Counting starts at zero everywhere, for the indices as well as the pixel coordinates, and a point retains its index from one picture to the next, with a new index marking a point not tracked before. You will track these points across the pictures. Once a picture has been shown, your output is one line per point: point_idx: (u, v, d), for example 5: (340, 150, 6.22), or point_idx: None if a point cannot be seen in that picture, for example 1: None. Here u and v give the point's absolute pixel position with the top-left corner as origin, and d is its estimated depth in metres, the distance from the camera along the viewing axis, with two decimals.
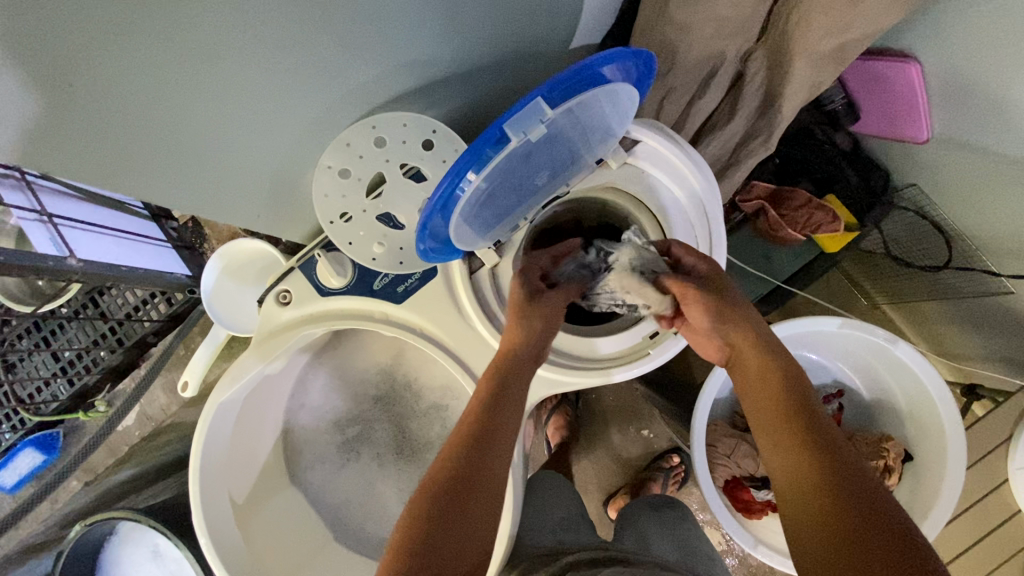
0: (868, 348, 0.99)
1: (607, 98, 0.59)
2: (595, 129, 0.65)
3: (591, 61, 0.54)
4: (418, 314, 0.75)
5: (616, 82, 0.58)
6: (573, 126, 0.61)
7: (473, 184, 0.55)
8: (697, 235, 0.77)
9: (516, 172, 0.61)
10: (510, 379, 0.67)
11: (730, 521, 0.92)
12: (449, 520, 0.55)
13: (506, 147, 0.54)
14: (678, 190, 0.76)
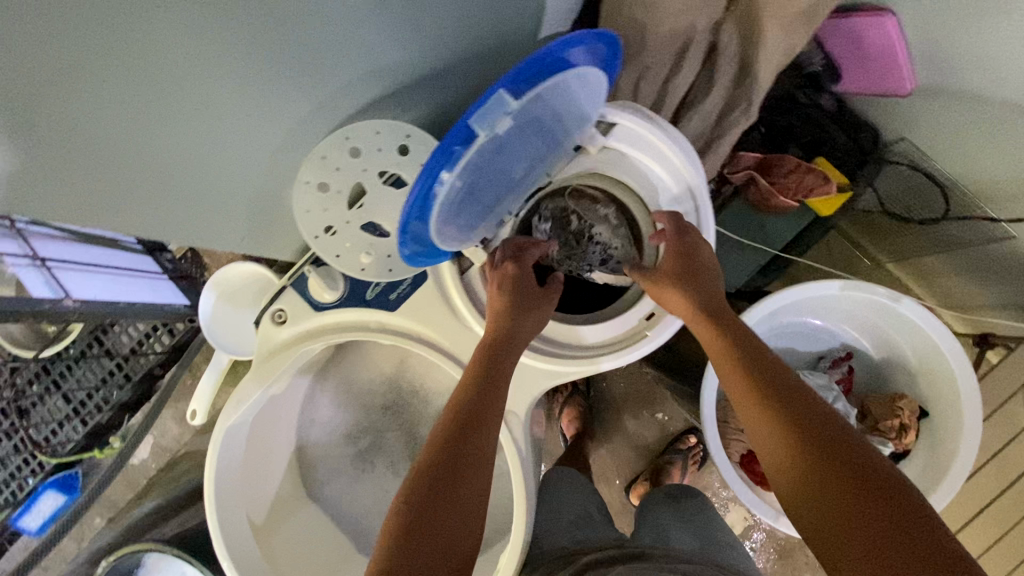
0: (872, 308, 0.98)
1: (573, 82, 0.58)
2: (566, 115, 0.64)
3: (550, 47, 0.53)
4: (413, 320, 0.75)
5: (579, 64, 0.57)
6: (544, 114, 0.61)
7: (448, 183, 0.55)
8: (682, 209, 0.77)
9: (491, 167, 0.61)
10: (494, 368, 0.67)
11: (748, 495, 0.92)
12: (436, 510, 0.54)
13: (476, 142, 0.54)
14: (659, 167, 0.75)
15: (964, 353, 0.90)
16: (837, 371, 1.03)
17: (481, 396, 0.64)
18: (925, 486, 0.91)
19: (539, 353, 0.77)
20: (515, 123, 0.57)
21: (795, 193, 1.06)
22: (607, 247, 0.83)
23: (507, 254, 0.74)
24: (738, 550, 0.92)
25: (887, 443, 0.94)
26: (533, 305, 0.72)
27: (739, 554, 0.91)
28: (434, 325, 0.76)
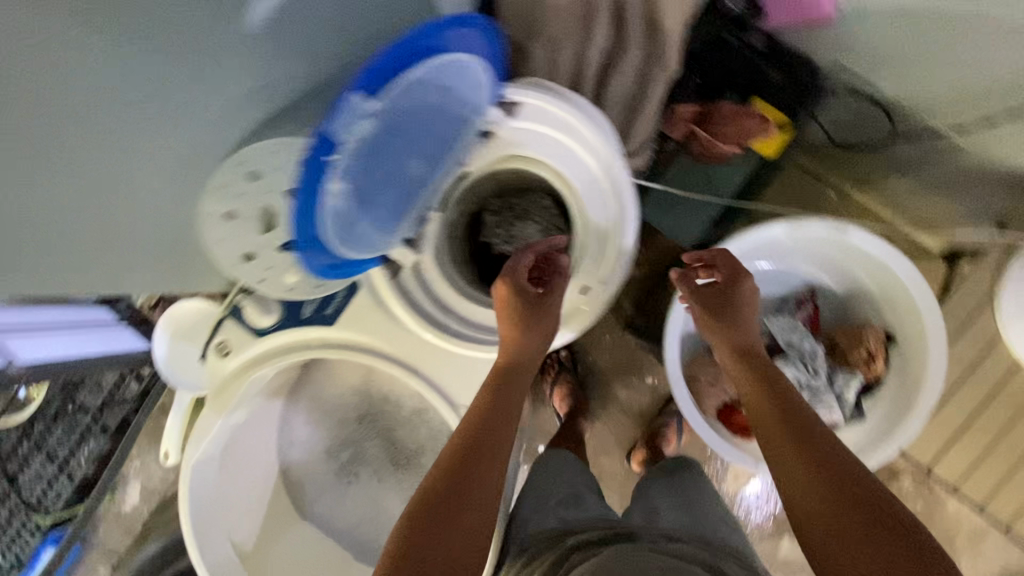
0: (826, 245, 0.97)
1: (435, 69, 0.60)
2: (450, 104, 0.65)
3: (395, 44, 0.55)
4: (352, 331, 0.73)
5: (434, 53, 0.59)
6: (420, 106, 0.62)
7: (333, 191, 0.58)
8: (601, 174, 0.73)
9: (378, 167, 0.63)
10: (503, 394, 0.68)
11: (722, 447, 0.93)
12: (436, 534, 0.56)
13: (343, 148, 0.56)
14: (566, 136, 0.72)
15: (919, 275, 0.89)
16: (804, 312, 1.02)
17: (486, 422, 0.65)
18: (902, 410, 0.91)
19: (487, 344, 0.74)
20: (385, 120, 0.59)
21: (735, 140, 1.03)
22: (536, 238, 0.90)
23: (508, 274, 0.73)
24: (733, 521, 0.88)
25: (855, 373, 0.95)
26: (537, 316, 0.72)
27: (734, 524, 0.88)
28: (375, 333, 0.74)
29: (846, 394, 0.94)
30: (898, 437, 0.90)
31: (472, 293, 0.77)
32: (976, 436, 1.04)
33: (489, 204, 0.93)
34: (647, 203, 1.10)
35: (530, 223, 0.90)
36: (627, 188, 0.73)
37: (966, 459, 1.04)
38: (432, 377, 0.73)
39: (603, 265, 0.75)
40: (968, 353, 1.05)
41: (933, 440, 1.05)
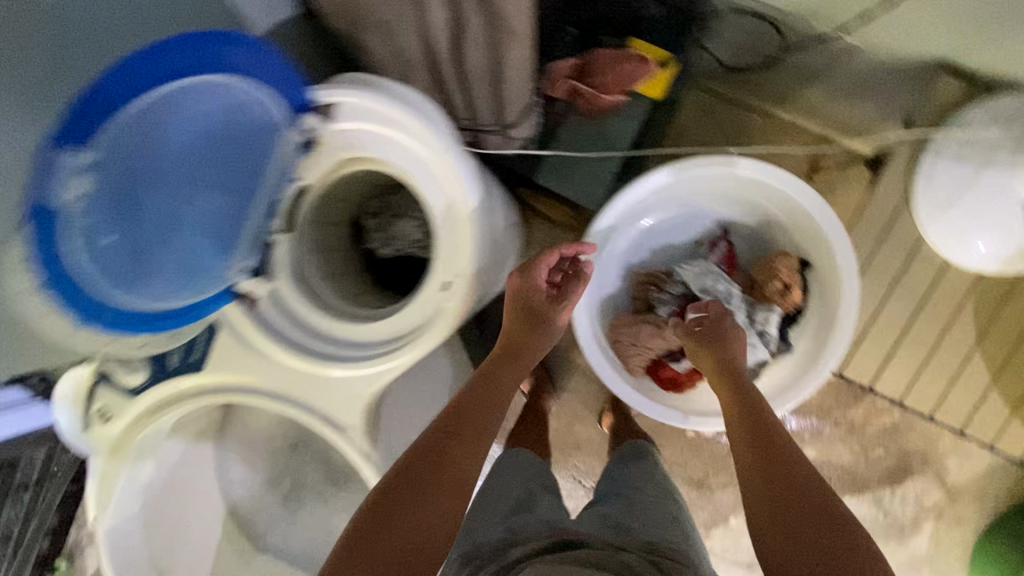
0: (723, 179, 0.93)
1: (178, 92, 0.53)
2: (226, 126, 0.58)
3: (113, 68, 0.49)
4: (224, 373, 0.70)
5: (183, 76, 0.53)
6: (178, 136, 0.55)
7: (84, 253, 0.51)
8: (433, 161, 0.66)
9: (152, 213, 0.55)
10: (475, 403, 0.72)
11: (650, 407, 0.92)
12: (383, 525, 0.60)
13: (66, 203, 0.48)
14: (387, 127, 0.66)
15: (815, 193, 0.86)
16: (717, 253, 0.98)
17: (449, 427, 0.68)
18: (827, 329, 0.89)
19: (355, 361, 0.69)
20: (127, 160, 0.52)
21: (617, 87, 0.99)
22: (411, 235, 0.87)
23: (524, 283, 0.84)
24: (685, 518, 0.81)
25: (773, 307, 0.91)
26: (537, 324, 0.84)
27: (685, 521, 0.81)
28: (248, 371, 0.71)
29: (768, 330, 0.90)
30: (820, 364, 0.88)
31: (342, 308, 0.74)
32: (924, 331, 0.98)
33: (369, 207, 0.89)
34: (543, 170, 1.06)
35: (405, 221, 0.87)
36: (463, 172, 0.65)
37: (913, 359, 0.99)
38: (314, 404, 0.71)
39: (453, 260, 0.66)
40: (901, 250, 0.99)
41: (877, 348, 1.00)
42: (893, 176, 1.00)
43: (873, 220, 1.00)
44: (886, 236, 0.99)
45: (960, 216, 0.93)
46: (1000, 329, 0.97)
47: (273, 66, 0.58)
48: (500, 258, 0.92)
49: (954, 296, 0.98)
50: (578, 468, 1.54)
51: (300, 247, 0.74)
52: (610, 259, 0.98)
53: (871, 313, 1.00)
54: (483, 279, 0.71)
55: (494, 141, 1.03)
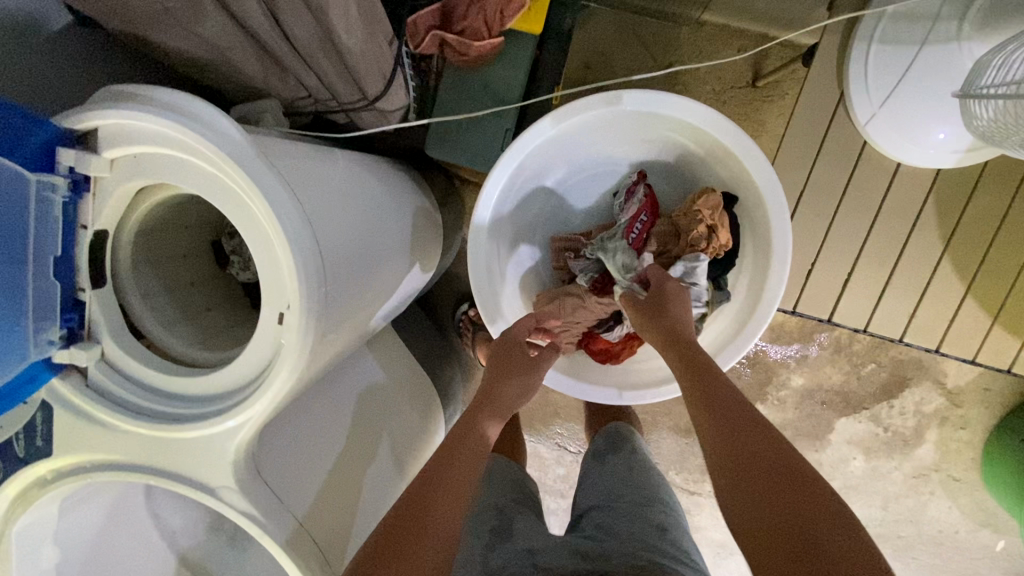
0: (620, 119, 0.81)
1: None
2: None
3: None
4: (74, 454, 0.63)
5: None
6: None
7: None
8: (225, 177, 0.54)
9: None
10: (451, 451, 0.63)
11: (583, 389, 0.83)
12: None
13: None
14: (161, 146, 0.54)
15: (719, 116, 0.74)
16: (633, 203, 0.84)
17: (428, 479, 0.60)
18: (763, 267, 0.79)
19: (203, 417, 0.61)
20: None
21: (488, 27, 0.85)
22: None
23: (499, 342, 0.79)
24: (674, 532, 0.71)
25: (699, 255, 0.78)
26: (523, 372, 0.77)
27: (674, 534, 0.71)
28: (98, 447, 0.63)
29: (698, 280, 0.78)
30: (758, 314, 0.78)
31: (197, 355, 0.66)
32: (883, 244, 0.93)
33: (227, 226, 0.80)
34: (430, 141, 0.93)
35: None
36: (260, 184, 0.53)
37: (880, 272, 0.94)
38: (175, 471, 0.63)
39: (281, 289, 0.56)
40: (847, 160, 0.92)
41: (839, 265, 0.95)
42: (826, 77, 0.91)
43: (811, 135, 0.92)
44: (829, 151, 0.92)
45: (902, 108, 0.85)
46: (966, 228, 0.91)
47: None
48: (390, 255, 0.81)
49: (915, 197, 0.91)
50: (560, 436, 1.46)
51: (129, 295, 0.65)
52: (516, 229, 0.88)
53: (822, 233, 0.94)
54: (331, 299, 0.61)
55: (366, 119, 0.91)
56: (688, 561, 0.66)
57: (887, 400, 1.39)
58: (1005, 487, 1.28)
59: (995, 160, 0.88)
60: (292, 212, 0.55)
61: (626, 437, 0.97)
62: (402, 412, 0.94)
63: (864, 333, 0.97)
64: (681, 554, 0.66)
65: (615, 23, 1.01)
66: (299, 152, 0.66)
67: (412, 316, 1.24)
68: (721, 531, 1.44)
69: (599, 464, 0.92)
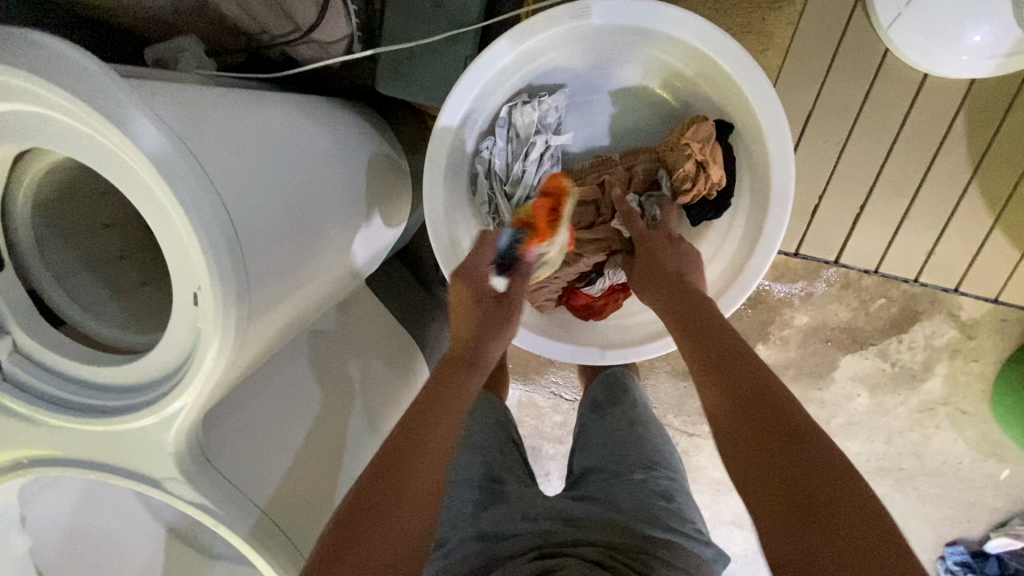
0: (595, 39, 0.70)
1: None
2: None
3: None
4: (6, 449, 0.58)
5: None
6: None
7: None
8: (99, 135, 0.45)
9: None
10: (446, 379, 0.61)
11: (558, 348, 0.75)
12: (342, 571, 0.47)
13: None
14: (19, 102, 0.44)
15: (712, 25, 0.62)
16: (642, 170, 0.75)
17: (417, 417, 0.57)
18: (760, 209, 0.70)
19: (135, 410, 0.55)
20: None
21: None
22: None
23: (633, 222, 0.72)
24: (678, 499, 0.68)
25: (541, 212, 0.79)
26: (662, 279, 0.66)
27: (679, 504, 0.67)
28: (31, 442, 0.58)
29: None
30: (754, 262, 0.69)
31: (129, 339, 0.60)
32: (903, 171, 0.82)
33: None
34: (380, 77, 0.81)
35: None
36: (142, 144, 0.44)
37: (895, 207, 0.84)
38: (117, 464, 0.58)
39: (188, 263, 0.48)
40: (865, 73, 0.80)
41: (850, 199, 0.84)
42: None
43: (821, 48, 0.80)
44: (842, 66, 0.80)
45: (933, 10, 0.72)
46: (1001, 149, 0.79)
47: None
48: (339, 213, 0.72)
49: (939, 116, 0.80)
50: (554, 383, 1.42)
51: (36, 276, 0.58)
52: (497, 183, 0.76)
53: (832, 163, 0.83)
54: (255, 272, 0.53)
55: (305, 52, 0.79)
56: (691, 537, 0.63)
57: (897, 335, 1.31)
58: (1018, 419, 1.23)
59: None
60: (188, 173, 0.46)
61: (625, 387, 0.87)
62: (382, 378, 0.89)
63: (875, 269, 0.88)
64: (682, 527, 0.64)
65: None
66: (207, 100, 0.56)
67: (389, 269, 1.17)
68: (721, 470, 1.40)
69: (598, 419, 0.83)
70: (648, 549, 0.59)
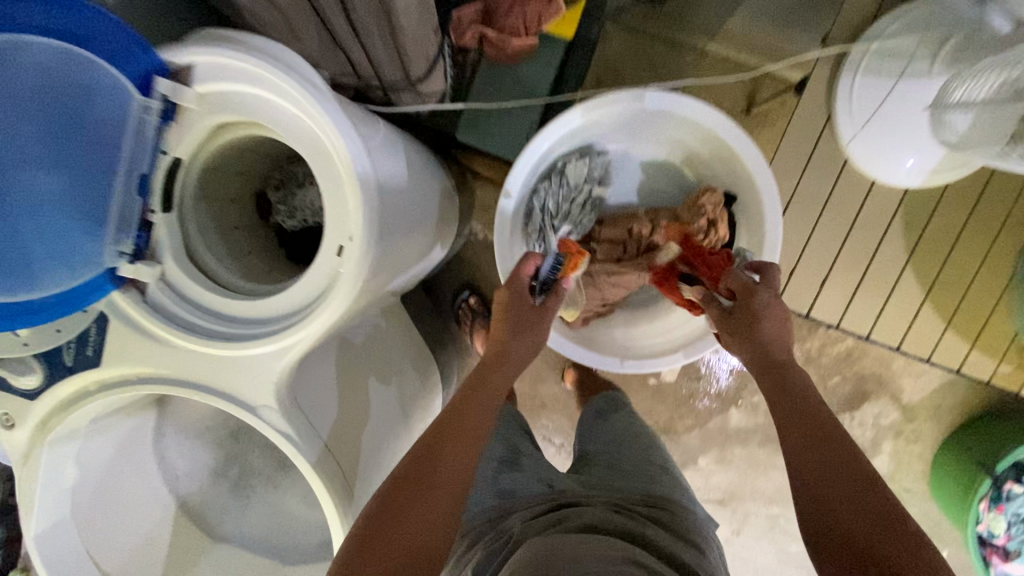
0: (642, 118, 0.92)
1: None
2: (40, 82, 0.53)
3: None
4: (124, 366, 0.67)
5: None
6: None
7: None
8: (308, 118, 0.61)
9: None
10: (481, 382, 0.68)
11: (586, 355, 0.90)
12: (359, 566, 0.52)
13: None
14: (251, 85, 0.61)
15: (733, 122, 0.85)
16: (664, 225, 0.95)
17: (457, 413, 0.64)
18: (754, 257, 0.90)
19: (256, 338, 0.66)
20: None
21: (526, 29, 0.94)
22: (309, 210, 0.84)
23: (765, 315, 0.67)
24: (673, 470, 0.80)
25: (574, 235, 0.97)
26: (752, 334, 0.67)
27: (675, 474, 0.79)
28: (148, 360, 0.67)
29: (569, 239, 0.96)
30: None
31: (246, 287, 0.72)
32: (857, 252, 1.05)
33: (271, 177, 0.86)
34: (461, 125, 1.02)
35: (295, 193, 0.85)
36: (336, 120, 0.61)
37: (851, 280, 1.06)
38: (220, 388, 0.67)
39: (344, 222, 0.63)
40: (829, 176, 1.05)
41: (816, 270, 1.06)
42: (816, 106, 1.03)
43: (800, 150, 1.05)
44: (815, 168, 1.05)
45: (882, 132, 0.97)
46: (929, 243, 1.04)
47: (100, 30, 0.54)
48: (420, 220, 0.89)
49: (884, 214, 1.04)
50: (546, 426, 1.50)
51: (189, 224, 0.70)
52: (547, 217, 0.94)
53: (803, 240, 1.06)
54: (382, 238, 0.67)
55: (404, 97, 0.98)
56: (688, 497, 0.74)
57: (852, 411, 1.48)
58: (942, 490, 1.36)
59: (956, 184, 1.02)
60: (359, 147, 0.62)
61: (624, 401, 1.00)
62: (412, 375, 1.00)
63: (836, 329, 1.08)
64: (682, 490, 0.75)
65: (631, 43, 1.12)
66: (357, 111, 0.73)
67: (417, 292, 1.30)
68: None
69: (601, 420, 0.95)
70: (652, 500, 0.70)
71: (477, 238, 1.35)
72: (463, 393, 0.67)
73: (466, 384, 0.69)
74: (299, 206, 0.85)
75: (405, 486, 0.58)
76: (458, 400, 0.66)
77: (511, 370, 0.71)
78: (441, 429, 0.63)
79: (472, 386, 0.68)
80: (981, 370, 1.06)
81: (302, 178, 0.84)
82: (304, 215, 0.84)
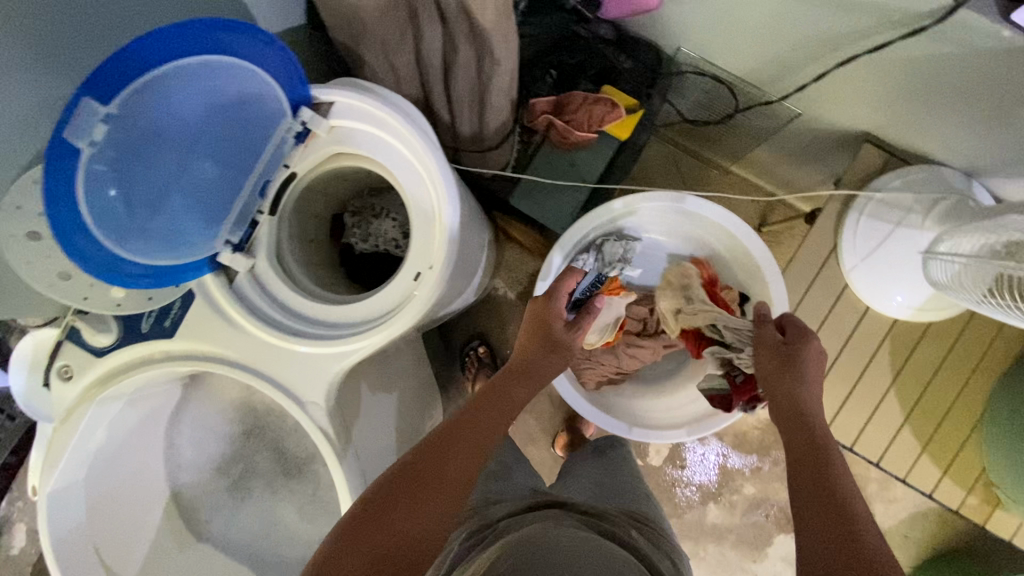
0: (678, 216, 1.06)
1: (187, 66, 0.59)
2: (222, 89, 0.63)
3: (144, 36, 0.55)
4: (192, 342, 0.74)
5: (210, 53, 0.60)
6: (170, 103, 0.60)
7: (98, 198, 0.57)
8: (417, 159, 0.73)
9: (147, 172, 0.60)
10: (501, 391, 0.73)
11: (599, 415, 1.00)
12: (347, 554, 0.54)
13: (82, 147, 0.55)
14: (376, 127, 0.72)
15: (757, 236, 0.99)
16: None
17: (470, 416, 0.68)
18: None
19: (325, 339, 0.75)
20: (127, 124, 0.57)
21: (589, 125, 1.09)
22: (381, 238, 0.94)
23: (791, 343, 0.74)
24: (646, 490, 0.84)
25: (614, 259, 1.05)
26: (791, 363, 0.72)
27: (649, 494, 0.84)
28: (216, 341, 0.74)
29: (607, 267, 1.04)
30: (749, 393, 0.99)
31: (319, 293, 0.81)
32: (845, 366, 1.17)
33: (351, 205, 0.96)
34: (517, 193, 1.14)
35: (372, 222, 0.95)
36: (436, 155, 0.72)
37: (839, 391, 1.16)
38: (275, 376, 0.74)
39: (429, 252, 0.73)
40: (828, 297, 1.17)
41: None
42: (826, 234, 1.17)
43: (806, 269, 1.18)
44: (817, 286, 1.18)
45: (877, 265, 1.11)
46: (909, 370, 1.15)
47: (279, 61, 0.65)
48: (468, 264, 1.00)
49: (872, 338, 1.16)
50: None
51: (285, 232, 0.80)
52: None
53: None
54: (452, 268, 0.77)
55: (470, 157, 1.11)
56: (660, 514, 0.79)
57: None
58: None
59: (938, 324, 1.14)
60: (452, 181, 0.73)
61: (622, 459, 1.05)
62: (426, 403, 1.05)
63: None
64: (654, 508, 0.80)
65: None
66: None
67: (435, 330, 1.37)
68: None
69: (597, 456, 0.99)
70: (632, 513, 0.75)
71: (499, 292, 1.45)
72: (483, 396, 0.72)
73: (486, 390, 0.74)
74: (372, 233, 0.95)
75: (410, 472, 0.61)
76: (476, 403, 0.71)
77: (528, 386, 0.76)
78: (453, 425, 0.67)
79: (488, 394, 0.73)
80: (949, 498, 1.14)
81: (380, 210, 0.95)
82: (375, 242, 0.94)
